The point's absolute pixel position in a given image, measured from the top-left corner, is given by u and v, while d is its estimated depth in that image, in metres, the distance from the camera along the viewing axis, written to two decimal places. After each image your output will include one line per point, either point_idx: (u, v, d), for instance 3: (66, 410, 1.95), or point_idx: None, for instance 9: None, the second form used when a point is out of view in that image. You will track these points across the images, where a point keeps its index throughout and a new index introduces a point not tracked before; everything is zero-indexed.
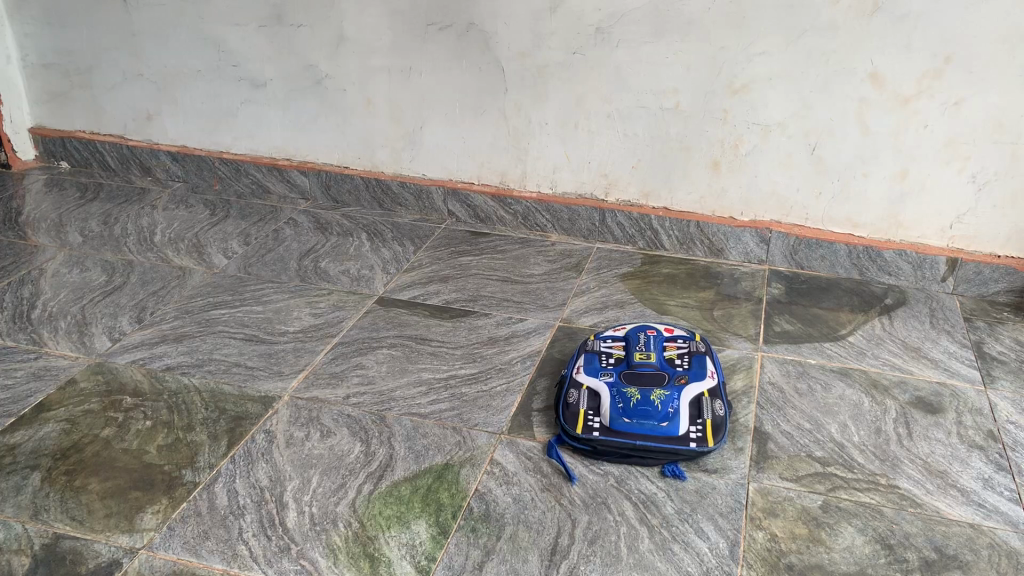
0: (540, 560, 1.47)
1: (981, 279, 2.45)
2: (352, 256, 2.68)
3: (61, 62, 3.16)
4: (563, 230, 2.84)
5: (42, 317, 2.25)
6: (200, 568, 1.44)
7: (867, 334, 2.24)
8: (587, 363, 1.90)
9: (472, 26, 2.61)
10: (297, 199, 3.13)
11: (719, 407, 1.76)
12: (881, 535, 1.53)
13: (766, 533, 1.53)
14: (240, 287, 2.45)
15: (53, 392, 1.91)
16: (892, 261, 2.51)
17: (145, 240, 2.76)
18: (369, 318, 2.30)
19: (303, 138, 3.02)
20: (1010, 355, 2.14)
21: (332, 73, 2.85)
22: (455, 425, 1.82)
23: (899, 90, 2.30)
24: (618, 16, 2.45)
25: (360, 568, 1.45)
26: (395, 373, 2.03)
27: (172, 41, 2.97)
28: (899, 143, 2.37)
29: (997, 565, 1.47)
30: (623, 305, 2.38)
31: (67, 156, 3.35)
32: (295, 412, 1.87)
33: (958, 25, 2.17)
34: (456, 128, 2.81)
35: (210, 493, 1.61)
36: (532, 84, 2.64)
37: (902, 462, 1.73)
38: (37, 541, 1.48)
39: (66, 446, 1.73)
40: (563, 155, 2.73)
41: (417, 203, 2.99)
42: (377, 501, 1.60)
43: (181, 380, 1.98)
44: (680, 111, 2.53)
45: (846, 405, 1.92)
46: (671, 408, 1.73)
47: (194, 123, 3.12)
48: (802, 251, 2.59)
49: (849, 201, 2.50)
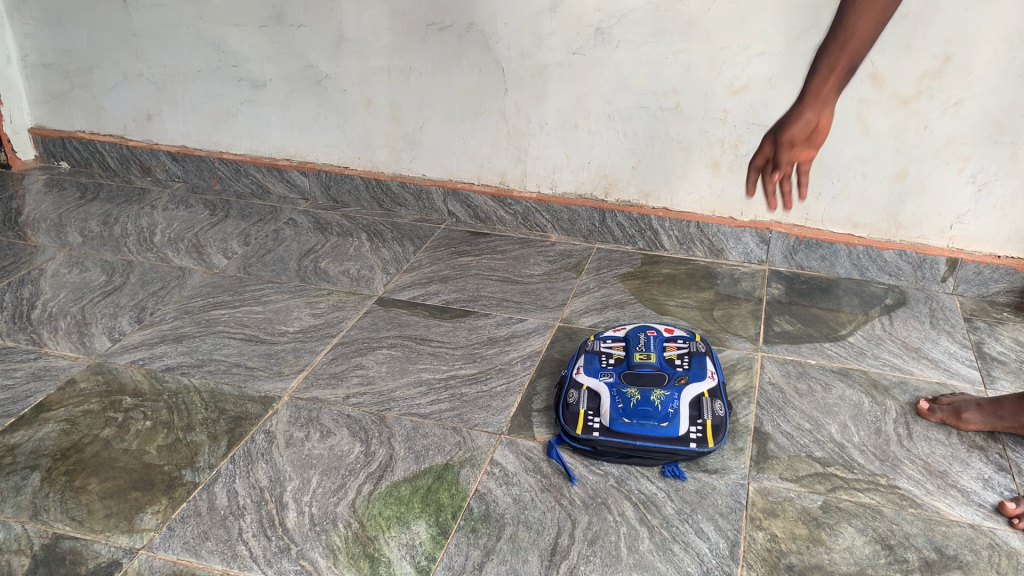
0: (540, 560, 1.47)
1: (981, 279, 2.45)
2: (352, 256, 2.68)
3: (61, 62, 3.16)
4: (563, 230, 2.85)
5: (43, 317, 2.25)
6: (200, 568, 1.44)
7: (867, 335, 2.24)
8: (588, 363, 1.90)
9: (472, 27, 2.61)
10: (297, 199, 3.13)
11: (719, 407, 1.76)
12: (881, 535, 1.53)
13: (765, 533, 1.53)
14: (241, 287, 2.45)
15: (52, 393, 1.91)
16: (892, 261, 2.51)
17: (145, 240, 2.76)
18: (370, 318, 2.30)
19: (303, 138, 3.03)
20: (1010, 355, 2.14)
21: (332, 73, 2.84)
22: (455, 425, 1.83)
23: (899, 89, 2.29)
24: (619, 16, 2.45)
25: (360, 568, 1.45)
26: (395, 373, 2.03)
27: (172, 41, 2.97)
28: (899, 143, 2.37)
29: (998, 565, 1.47)
30: (623, 305, 2.38)
31: (67, 156, 3.36)
32: (294, 412, 1.87)
33: (959, 25, 2.16)
34: (456, 129, 2.81)
35: (210, 493, 1.61)
36: (532, 84, 2.63)
37: (902, 462, 1.73)
38: (36, 541, 1.48)
39: (66, 446, 1.73)
40: (564, 155, 2.73)
41: (417, 203, 3.00)
42: (376, 501, 1.60)
43: (181, 380, 1.98)
44: (680, 112, 2.54)
45: (846, 405, 1.92)
46: (671, 409, 1.73)
47: (194, 123, 3.12)
48: (802, 251, 2.60)
49: (849, 201, 2.50)
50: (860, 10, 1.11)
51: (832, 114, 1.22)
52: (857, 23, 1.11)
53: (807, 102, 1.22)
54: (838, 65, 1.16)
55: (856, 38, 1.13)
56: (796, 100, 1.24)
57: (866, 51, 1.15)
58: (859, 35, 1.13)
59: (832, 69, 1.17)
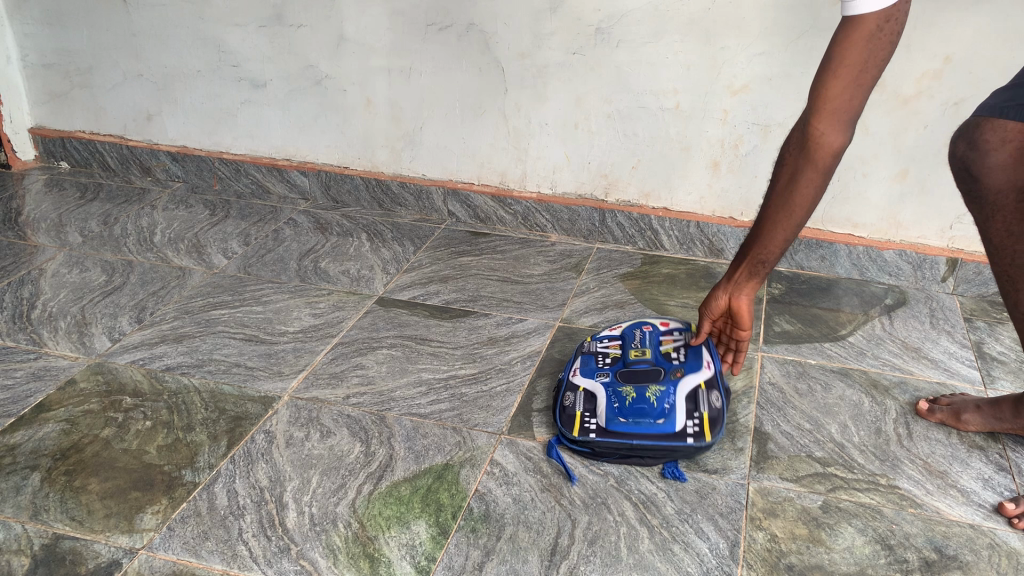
0: (540, 560, 1.46)
1: (981, 280, 2.45)
2: (352, 256, 2.68)
3: (61, 62, 3.16)
4: (563, 230, 2.85)
5: (43, 317, 2.25)
6: (200, 568, 1.44)
7: (867, 335, 2.24)
8: (583, 365, 1.89)
9: (472, 27, 2.60)
10: (297, 199, 3.14)
11: (715, 399, 1.74)
12: (881, 535, 1.53)
13: (765, 533, 1.53)
14: (241, 287, 2.45)
15: (53, 393, 1.91)
16: (892, 261, 2.52)
17: (145, 240, 2.76)
18: (370, 318, 2.30)
19: (303, 139, 3.03)
20: (1010, 355, 2.14)
21: (332, 73, 2.84)
22: (455, 425, 1.82)
23: (899, 90, 2.29)
24: (619, 16, 2.45)
25: (360, 568, 1.45)
26: (395, 373, 2.03)
27: (172, 42, 2.97)
28: (898, 144, 2.37)
29: (997, 565, 1.47)
30: (623, 305, 2.38)
31: (67, 156, 3.36)
32: (294, 412, 1.86)
33: (959, 25, 2.16)
34: (456, 129, 2.81)
35: (210, 493, 1.61)
36: (532, 84, 2.63)
37: (902, 462, 1.73)
38: (36, 541, 1.48)
39: (66, 446, 1.73)
40: (563, 155, 2.73)
41: (417, 203, 3.00)
42: (376, 501, 1.60)
43: (181, 380, 1.98)
44: (679, 111, 2.53)
45: (846, 405, 1.92)
46: (666, 405, 1.71)
47: (194, 123, 3.13)
48: (802, 251, 2.60)
49: (849, 201, 2.50)
50: (771, 222, 1.51)
51: (746, 300, 1.64)
52: (766, 232, 1.53)
53: (724, 289, 1.68)
54: (752, 259, 1.57)
55: (768, 240, 1.53)
56: (717, 286, 1.70)
57: (772, 254, 1.56)
58: (770, 234, 1.53)
59: (745, 264, 1.60)
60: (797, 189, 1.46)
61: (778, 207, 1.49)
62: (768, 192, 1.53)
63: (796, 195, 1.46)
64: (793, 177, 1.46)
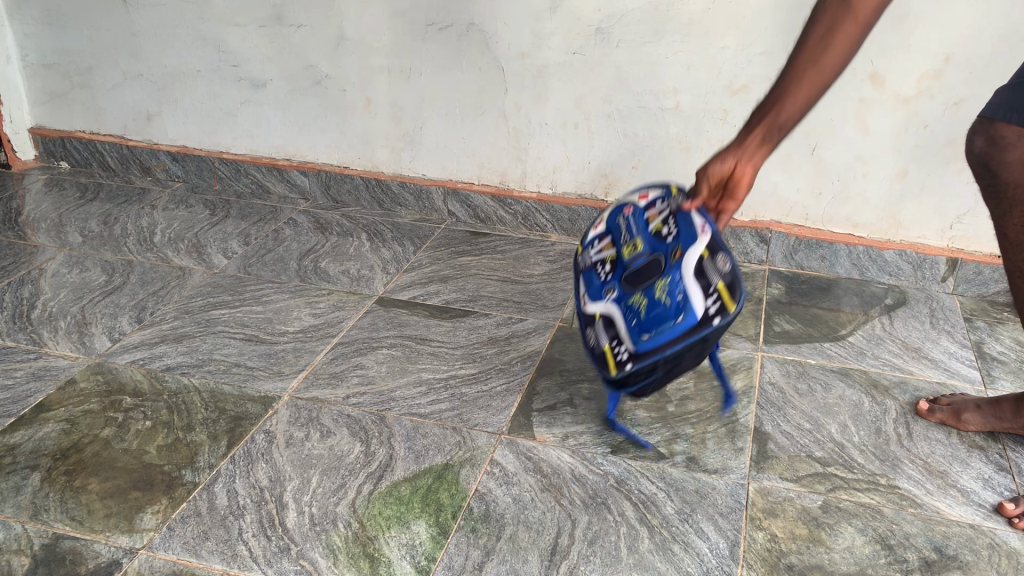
0: (540, 560, 1.46)
1: (981, 280, 2.45)
2: (352, 256, 2.68)
3: (61, 62, 3.16)
4: (563, 230, 2.85)
5: (43, 317, 2.25)
6: (200, 568, 1.44)
7: (867, 335, 2.24)
8: (589, 287, 1.65)
9: (472, 27, 2.61)
10: (297, 199, 3.14)
11: (724, 261, 1.45)
12: (881, 535, 1.53)
13: (765, 533, 1.53)
14: (241, 287, 2.45)
15: (53, 393, 1.91)
16: (892, 261, 2.52)
17: (145, 240, 2.76)
18: (370, 318, 2.30)
19: (303, 138, 3.03)
20: (1010, 355, 2.14)
21: (332, 73, 2.84)
22: (455, 425, 1.82)
23: (899, 89, 2.29)
24: (619, 16, 2.45)
25: (360, 568, 1.45)
26: (395, 373, 2.03)
27: (172, 42, 2.97)
28: (898, 143, 2.37)
29: (998, 565, 1.47)
30: None
31: (67, 156, 3.36)
32: (294, 412, 1.86)
33: (958, 25, 2.16)
34: (456, 129, 2.81)
35: (210, 493, 1.61)
36: (532, 83, 2.63)
37: (902, 462, 1.73)
38: (36, 541, 1.48)
39: (66, 446, 1.73)
40: (563, 155, 2.73)
41: (417, 203, 3.00)
42: (376, 501, 1.60)
43: (181, 380, 1.98)
44: (679, 112, 2.53)
45: (846, 405, 1.92)
46: (679, 297, 1.46)
47: (195, 123, 3.13)
48: (801, 251, 2.60)
49: (849, 201, 2.50)
50: (802, 75, 1.29)
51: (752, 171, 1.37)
52: (796, 84, 1.30)
53: (730, 150, 1.38)
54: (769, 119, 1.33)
55: (788, 99, 1.31)
56: (722, 149, 1.39)
57: (792, 118, 1.33)
58: (796, 93, 1.30)
59: (765, 120, 1.33)
60: (834, 39, 1.27)
61: (810, 54, 1.29)
62: (798, 45, 1.31)
63: (832, 47, 1.27)
64: (832, 26, 1.27)
